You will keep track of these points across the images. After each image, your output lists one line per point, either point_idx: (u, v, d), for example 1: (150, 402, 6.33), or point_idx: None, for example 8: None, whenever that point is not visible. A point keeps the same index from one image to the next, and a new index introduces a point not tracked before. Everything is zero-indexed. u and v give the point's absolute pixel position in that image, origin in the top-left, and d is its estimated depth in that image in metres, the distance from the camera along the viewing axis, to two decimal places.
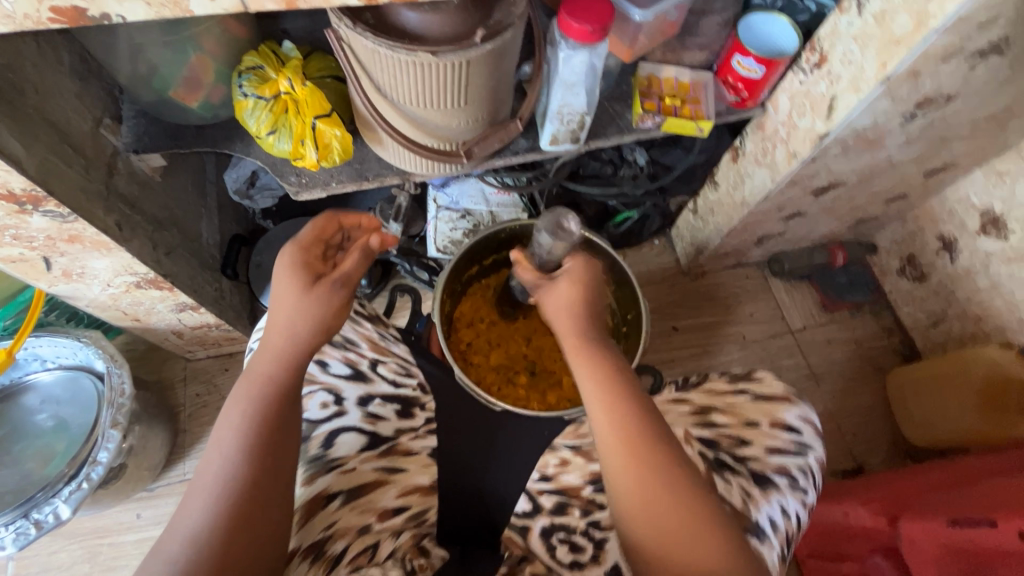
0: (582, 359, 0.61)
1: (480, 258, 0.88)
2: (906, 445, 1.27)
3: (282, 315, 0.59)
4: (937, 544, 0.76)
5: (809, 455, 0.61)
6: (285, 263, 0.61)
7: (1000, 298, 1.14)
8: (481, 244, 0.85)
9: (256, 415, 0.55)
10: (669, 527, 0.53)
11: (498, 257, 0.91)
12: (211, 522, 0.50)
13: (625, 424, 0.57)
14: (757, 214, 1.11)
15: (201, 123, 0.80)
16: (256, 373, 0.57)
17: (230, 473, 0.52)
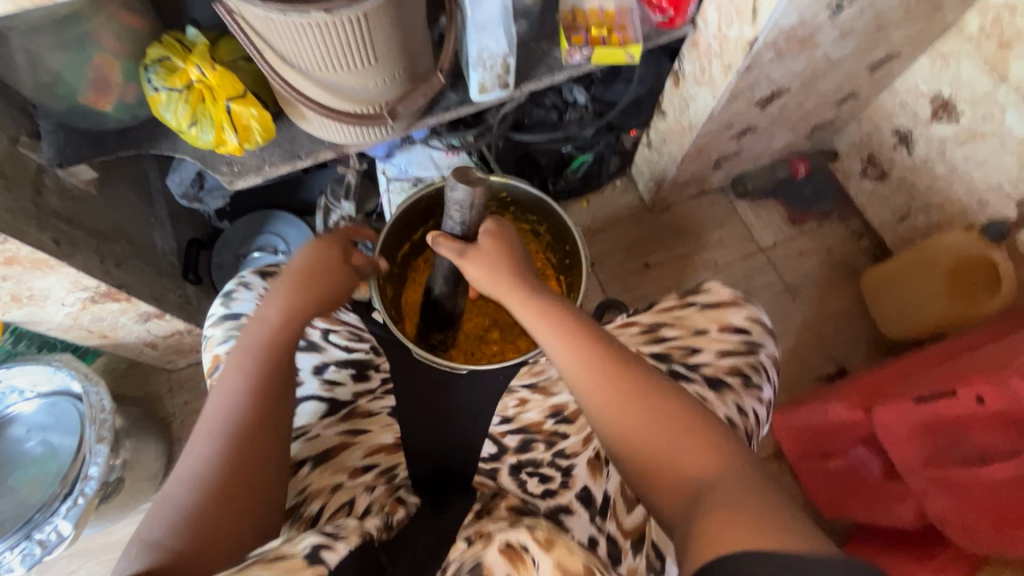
0: (546, 327, 0.58)
1: (409, 234, 0.85)
2: (886, 342, 1.30)
3: (295, 279, 0.65)
4: (910, 424, 0.78)
5: (760, 352, 0.66)
6: (302, 255, 0.67)
7: (959, 181, 1.14)
8: (405, 216, 0.82)
9: (262, 366, 0.59)
10: (648, 451, 0.51)
11: (429, 227, 0.88)
12: (215, 465, 0.53)
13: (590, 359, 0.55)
14: (706, 135, 1.10)
15: (122, 126, 0.79)
16: (259, 330, 0.62)
17: (233, 421, 0.56)
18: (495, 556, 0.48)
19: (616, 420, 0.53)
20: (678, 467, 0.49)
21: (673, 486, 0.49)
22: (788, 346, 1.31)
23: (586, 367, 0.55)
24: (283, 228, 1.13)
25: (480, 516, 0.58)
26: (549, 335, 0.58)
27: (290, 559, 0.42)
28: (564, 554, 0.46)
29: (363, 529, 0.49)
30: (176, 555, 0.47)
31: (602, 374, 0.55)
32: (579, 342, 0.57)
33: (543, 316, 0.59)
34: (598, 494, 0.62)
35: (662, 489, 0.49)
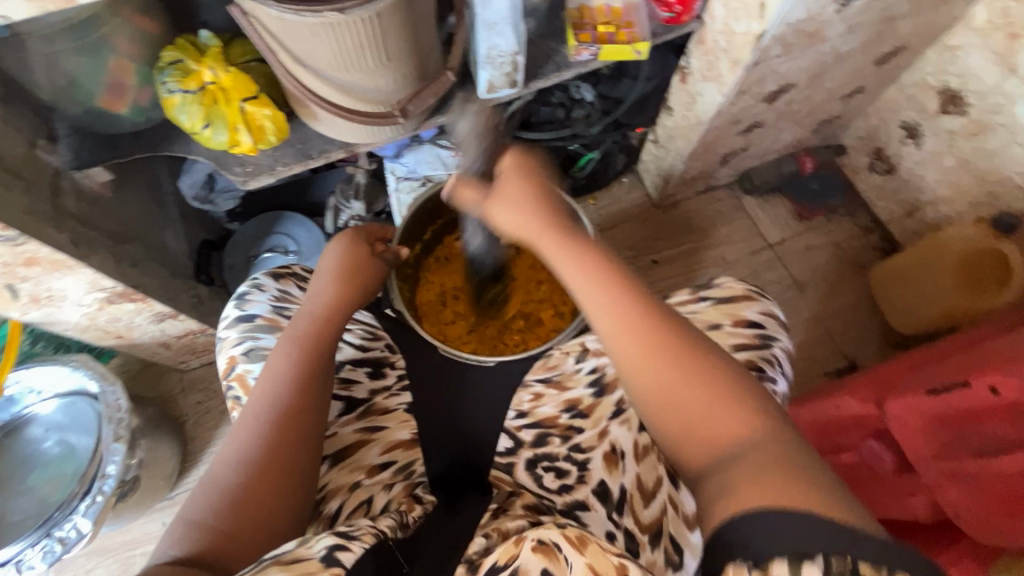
0: (578, 265, 0.58)
1: (418, 236, 0.88)
2: (896, 336, 1.29)
3: (338, 276, 0.68)
4: (923, 417, 0.78)
5: (773, 345, 0.66)
6: (340, 248, 0.71)
7: (968, 174, 1.13)
8: (415, 217, 0.84)
9: (307, 353, 0.61)
10: (672, 402, 0.50)
11: (436, 228, 0.90)
12: (258, 449, 0.55)
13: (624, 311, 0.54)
14: (714, 131, 1.10)
15: (136, 129, 0.80)
16: (305, 317, 0.64)
17: (279, 406, 0.57)
18: (529, 555, 0.48)
19: (642, 366, 0.52)
20: (705, 425, 0.48)
21: (702, 445, 0.48)
22: (797, 341, 1.31)
23: (617, 316, 0.54)
24: (294, 228, 1.14)
25: (498, 515, 0.58)
26: (578, 276, 0.58)
27: (308, 561, 0.42)
28: (597, 556, 0.46)
29: (377, 530, 0.51)
30: (220, 537, 0.49)
31: (639, 331, 0.53)
32: (615, 295, 0.55)
33: (575, 261, 0.59)
34: (614, 488, 0.62)
35: (688, 449, 0.48)
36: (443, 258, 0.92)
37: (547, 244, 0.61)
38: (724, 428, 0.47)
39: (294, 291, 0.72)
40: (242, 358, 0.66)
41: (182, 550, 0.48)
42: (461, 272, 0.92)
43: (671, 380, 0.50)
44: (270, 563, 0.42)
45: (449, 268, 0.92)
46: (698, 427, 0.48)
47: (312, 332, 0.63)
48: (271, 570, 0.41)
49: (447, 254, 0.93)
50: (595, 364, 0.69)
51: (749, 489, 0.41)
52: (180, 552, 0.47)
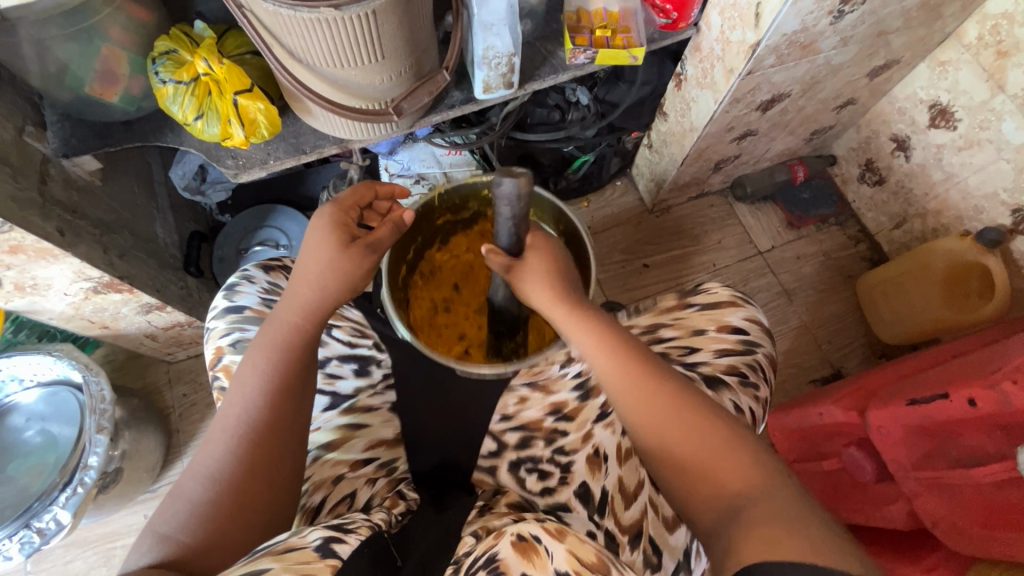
0: (580, 327, 0.60)
1: (404, 258, 0.80)
2: (881, 345, 1.31)
3: (315, 268, 0.61)
4: (906, 428, 0.79)
5: (757, 351, 0.67)
6: (323, 222, 0.63)
7: (955, 188, 1.15)
8: (401, 242, 0.77)
9: (280, 365, 0.58)
10: (673, 449, 0.54)
11: (418, 244, 0.82)
12: (225, 463, 0.54)
13: (625, 366, 0.57)
14: (707, 138, 1.11)
15: (127, 118, 0.79)
16: (282, 323, 0.60)
17: (248, 423, 0.55)
18: (507, 548, 0.48)
19: (648, 425, 0.55)
20: (709, 477, 0.52)
21: (710, 494, 0.51)
22: (785, 348, 1.32)
23: (623, 369, 0.57)
24: (285, 222, 1.14)
25: (483, 513, 0.59)
26: (585, 343, 0.59)
27: (301, 551, 0.43)
28: (575, 543, 0.47)
29: (372, 524, 0.52)
30: (190, 552, 0.49)
31: (635, 377, 0.57)
32: (613, 350, 0.58)
33: (582, 325, 0.60)
34: (596, 490, 0.63)
35: (704, 499, 0.52)
36: (428, 272, 0.86)
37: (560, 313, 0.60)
38: (730, 478, 0.51)
39: (284, 284, 0.70)
40: (228, 349, 0.65)
41: (150, 564, 0.48)
42: (449, 282, 0.87)
43: (674, 429, 0.54)
44: (263, 553, 0.43)
45: (435, 281, 0.86)
46: (704, 479, 0.52)
47: (283, 343, 0.59)
48: (264, 558, 0.42)
49: (432, 267, 0.86)
50: (581, 368, 0.68)
51: (766, 531, 0.45)
52: (147, 566, 0.47)
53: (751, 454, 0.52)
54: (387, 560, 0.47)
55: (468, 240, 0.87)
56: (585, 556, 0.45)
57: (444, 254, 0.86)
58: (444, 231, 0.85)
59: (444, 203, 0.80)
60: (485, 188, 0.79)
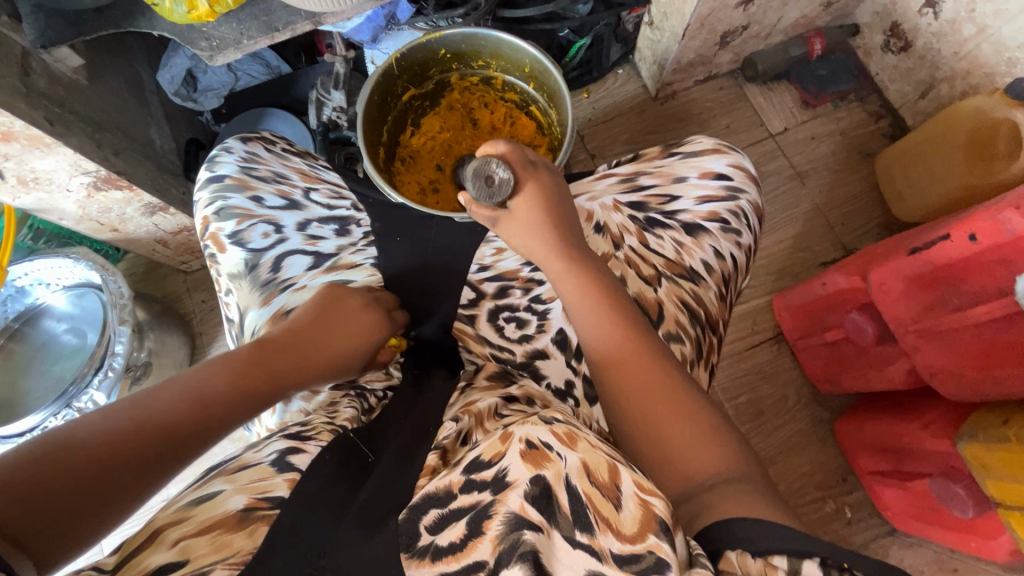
0: (571, 284, 0.59)
1: (379, 140, 0.76)
2: (899, 226, 1.26)
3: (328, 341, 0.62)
4: (906, 281, 0.76)
5: (739, 198, 0.66)
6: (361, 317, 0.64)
7: (987, 42, 1.05)
8: (371, 123, 0.73)
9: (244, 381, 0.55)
10: (652, 425, 0.53)
11: (390, 127, 0.78)
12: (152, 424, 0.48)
13: (614, 340, 0.57)
14: (709, 3, 1.03)
15: (98, 5, 0.78)
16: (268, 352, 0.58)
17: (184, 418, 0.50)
18: (517, 463, 0.43)
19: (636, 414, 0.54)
20: (678, 456, 0.51)
21: (679, 477, 0.51)
22: (795, 233, 1.28)
23: (610, 339, 0.58)
24: (277, 124, 1.14)
25: (465, 391, 0.62)
26: (576, 300, 0.59)
27: (256, 467, 0.48)
28: (589, 453, 0.45)
29: (335, 427, 0.56)
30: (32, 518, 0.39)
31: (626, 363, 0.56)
32: (605, 318, 0.58)
33: (579, 284, 0.59)
34: (572, 336, 0.65)
35: (667, 476, 0.51)
36: (409, 157, 0.81)
37: (557, 270, 0.60)
38: (703, 461, 0.51)
39: (262, 153, 0.71)
40: (214, 217, 0.67)
41: None
42: (432, 164, 0.81)
43: (649, 411, 0.54)
44: (218, 475, 0.47)
45: (417, 166, 0.81)
46: (678, 460, 0.51)
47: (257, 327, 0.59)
48: (217, 481, 0.46)
49: (411, 153, 0.81)
50: None
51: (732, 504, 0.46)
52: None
53: (722, 443, 0.52)
54: (359, 458, 0.51)
55: (439, 119, 0.82)
56: (600, 472, 0.44)
57: (420, 138, 0.81)
58: (413, 113, 0.80)
59: (404, 71, 0.74)
60: (442, 47, 0.74)
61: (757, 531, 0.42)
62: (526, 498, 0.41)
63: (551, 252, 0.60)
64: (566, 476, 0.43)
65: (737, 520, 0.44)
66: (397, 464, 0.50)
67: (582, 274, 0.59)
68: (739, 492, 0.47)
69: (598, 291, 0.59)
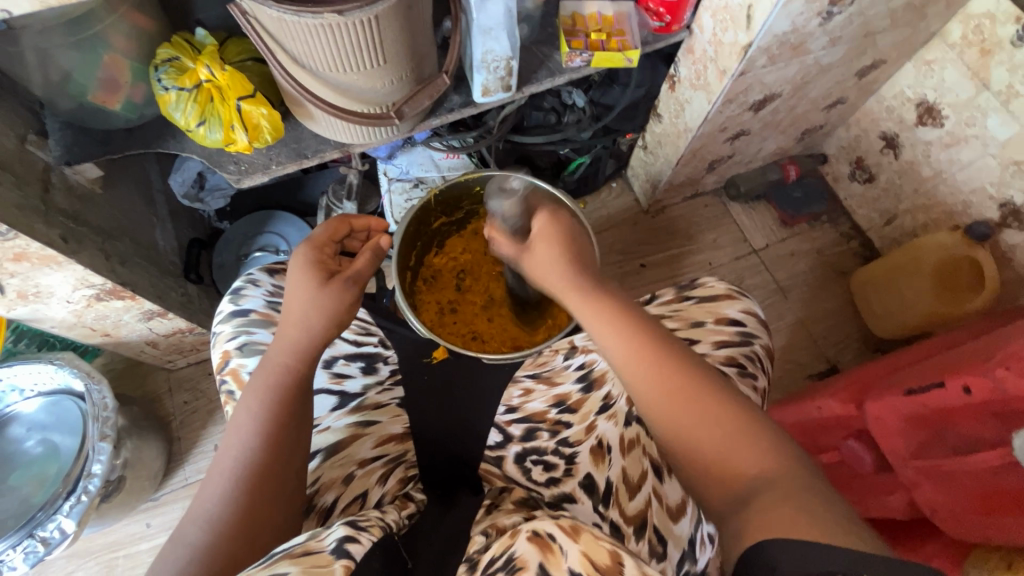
0: (591, 307, 0.59)
1: (408, 262, 0.79)
2: (875, 340, 1.33)
3: (298, 307, 0.61)
4: (902, 418, 0.81)
5: (754, 343, 0.70)
6: (299, 263, 0.64)
7: (944, 184, 1.17)
8: (403, 246, 0.76)
9: (274, 402, 0.58)
10: (676, 424, 0.52)
11: (419, 251, 0.82)
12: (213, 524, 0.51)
13: (639, 352, 0.55)
14: (702, 138, 1.13)
15: (129, 126, 0.80)
16: (273, 364, 0.60)
17: (246, 464, 0.55)
18: (525, 545, 0.48)
19: (655, 402, 0.53)
20: (720, 459, 0.50)
21: (723, 487, 0.49)
22: (780, 344, 1.34)
23: (633, 352, 0.55)
24: (285, 227, 1.15)
25: (491, 511, 0.60)
26: (598, 324, 0.58)
27: (319, 554, 0.42)
28: (590, 543, 0.47)
29: (384, 524, 0.51)
30: None
31: (657, 370, 0.54)
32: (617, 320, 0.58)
33: (593, 302, 0.59)
34: (601, 481, 0.64)
35: (715, 481, 0.50)
36: (431, 277, 0.85)
37: (572, 296, 0.61)
38: (745, 459, 0.49)
39: None
40: (236, 352, 0.67)
41: None
42: (451, 284, 0.85)
43: (684, 415, 0.52)
44: (281, 557, 0.41)
45: (438, 286, 0.85)
46: (718, 464, 0.50)
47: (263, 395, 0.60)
48: (283, 561, 0.40)
49: (433, 272, 0.85)
50: (583, 360, 0.71)
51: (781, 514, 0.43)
52: None
53: (763, 440, 0.50)
54: (399, 561, 0.48)
55: (463, 242, 0.86)
56: (600, 557, 0.45)
57: (443, 258, 0.86)
58: (440, 236, 0.84)
59: (439, 203, 0.79)
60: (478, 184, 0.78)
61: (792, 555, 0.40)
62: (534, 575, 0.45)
63: (567, 282, 0.62)
64: (567, 568, 0.45)
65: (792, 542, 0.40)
66: (436, 566, 0.49)
67: (607, 303, 0.59)
68: (783, 497, 0.44)
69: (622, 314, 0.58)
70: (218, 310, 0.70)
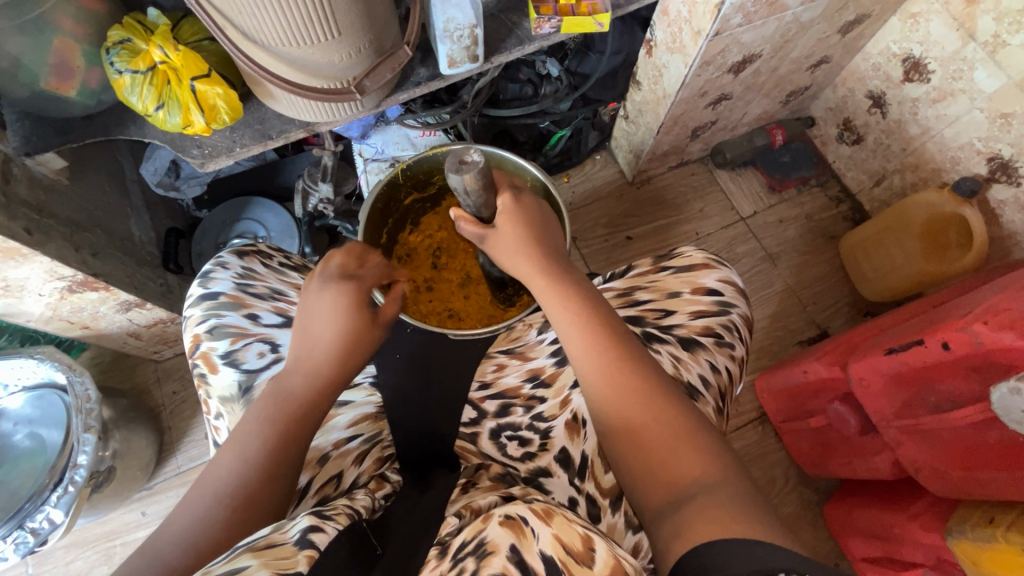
0: (553, 294, 0.59)
1: (378, 241, 0.78)
2: (866, 304, 1.32)
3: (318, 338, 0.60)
4: (884, 378, 0.80)
5: (731, 312, 0.69)
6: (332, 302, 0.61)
7: (932, 141, 1.14)
8: (371, 225, 0.75)
9: (277, 428, 0.56)
10: (629, 416, 0.53)
11: (390, 228, 0.80)
12: (205, 523, 0.50)
13: (601, 346, 0.55)
14: (682, 104, 1.10)
15: (88, 112, 0.78)
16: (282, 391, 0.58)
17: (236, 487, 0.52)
18: (496, 530, 0.47)
19: (607, 396, 0.54)
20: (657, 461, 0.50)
21: (664, 486, 0.48)
22: (770, 312, 1.33)
23: (593, 348, 0.55)
24: (263, 214, 1.14)
25: (467, 490, 0.59)
26: (560, 311, 0.58)
27: (281, 546, 0.42)
28: (562, 526, 0.47)
29: (351, 511, 0.51)
30: None
31: (609, 363, 0.54)
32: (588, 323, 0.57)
33: (555, 292, 0.59)
34: (576, 454, 0.64)
35: (652, 479, 0.50)
36: (405, 255, 0.83)
37: (536, 280, 0.60)
38: (680, 463, 0.49)
39: (258, 268, 0.72)
40: (206, 335, 0.66)
41: None
42: (428, 262, 0.84)
43: (633, 409, 0.52)
44: (244, 549, 0.42)
45: (414, 263, 0.83)
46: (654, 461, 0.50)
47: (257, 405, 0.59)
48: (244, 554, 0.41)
49: (408, 250, 0.84)
50: (556, 335, 0.71)
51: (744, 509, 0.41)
52: None
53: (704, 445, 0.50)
54: (367, 549, 0.46)
55: (438, 219, 0.85)
56: (574, 543, 0.46)
57: (418, 236, 0.84)
58: (413, 213, 0.83)
59: (408, 179, 0.77)
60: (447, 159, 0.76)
61: (747, 559, 0.38)
62: (508, 560, 0.44)
63: (528, 262, 0.61)
64: (539, 550, 0.45)
65: (743, 541, 0.39)
66: (406, 552, 0.47)
67: (567, 288, 0.59)
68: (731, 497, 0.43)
69: (586, 304, 0.58)
70: (187, 295, 0.69)
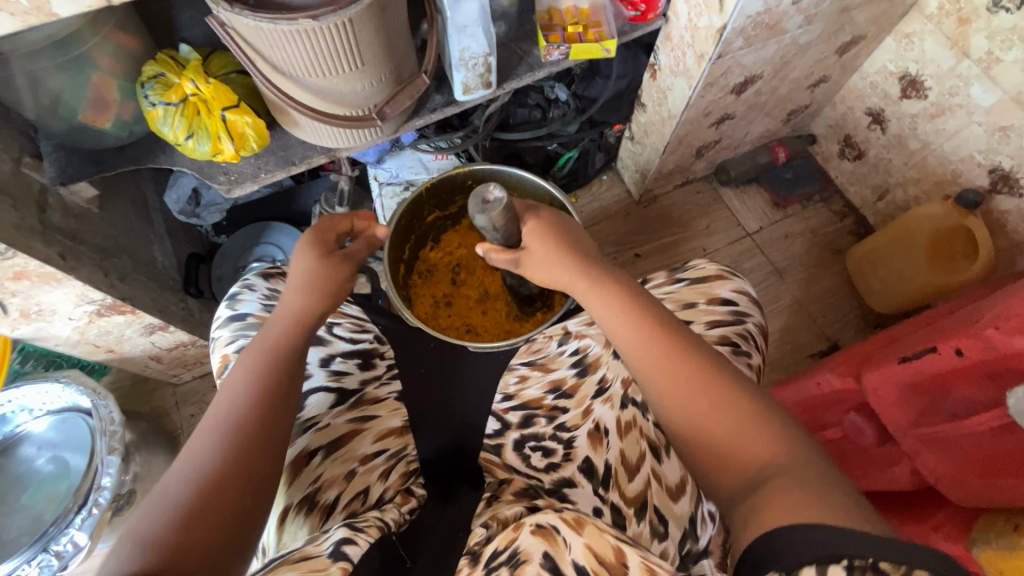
0: (600, 298, 0.60)
1: (401, 257, 0.81)
2: (874, 316, 1.33)
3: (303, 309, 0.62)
4: (898, 386, 0.80)
5: (746, 321, 0.71)
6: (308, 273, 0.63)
7: (932, 155, 1.17)
8: (396, 241, 0.78)
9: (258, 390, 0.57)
10: (689, 408, 0.53)
11: (413, 244, 0.84)
12: (199, 480, 0.50)
13: (651, 338, 0.57)
14: (686, 124, 1.13)
15: (120, 143, 0.82)
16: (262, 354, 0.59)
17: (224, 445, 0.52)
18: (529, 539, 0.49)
19: (667, 386, 0.55)
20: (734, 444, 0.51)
21: (735, 471, 0.50)
22: (780, 325, 1.34)
23: (642, 340, 0.57)
24: (280, 237, 1.16)
25: (491, 503, 0.60)
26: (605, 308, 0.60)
27: (317, 559, 0.44)
28: (595, 536, 0.48)
29: (381, 523, 0.52)
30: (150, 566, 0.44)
31: (664, 356, 0.55)
32: (633, 317, 0.58)
33: (601, 294, 0.61)
34: (599, 464, 0.65)
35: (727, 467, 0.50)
36: (426, 272, 0.86)
37: (581, 287, 0.62)
38: (753, 448, 0.50)
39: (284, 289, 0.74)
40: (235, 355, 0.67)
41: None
42: (447, 277, 0.87)
43: (694, 398, 0.53)
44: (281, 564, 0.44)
45: (434, 279, 0.86)
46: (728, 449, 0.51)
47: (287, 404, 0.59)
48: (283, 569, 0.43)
49: (428, 266, 0.87)
50: (577, 347, 0.73)
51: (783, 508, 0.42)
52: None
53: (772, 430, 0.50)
54: (396, 561, 0.48)
55: (458, 236, 0.87)
56: (605, 553, 0.47)
57: (438, 253, 0.87)
58: (435, 230, 0.86)
59: (431, 197, 0.80)
60: (468, 178, 0.79)
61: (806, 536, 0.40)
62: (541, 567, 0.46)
63: (577, 271, 0.62)
64: (572, 560, 0.47)
65: (807, 517, 0.42)
66: (435, 567, 0.48)
67: (607, 287, 0.61)
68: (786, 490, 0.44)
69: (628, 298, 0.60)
70: (217, 314, 0.72)
